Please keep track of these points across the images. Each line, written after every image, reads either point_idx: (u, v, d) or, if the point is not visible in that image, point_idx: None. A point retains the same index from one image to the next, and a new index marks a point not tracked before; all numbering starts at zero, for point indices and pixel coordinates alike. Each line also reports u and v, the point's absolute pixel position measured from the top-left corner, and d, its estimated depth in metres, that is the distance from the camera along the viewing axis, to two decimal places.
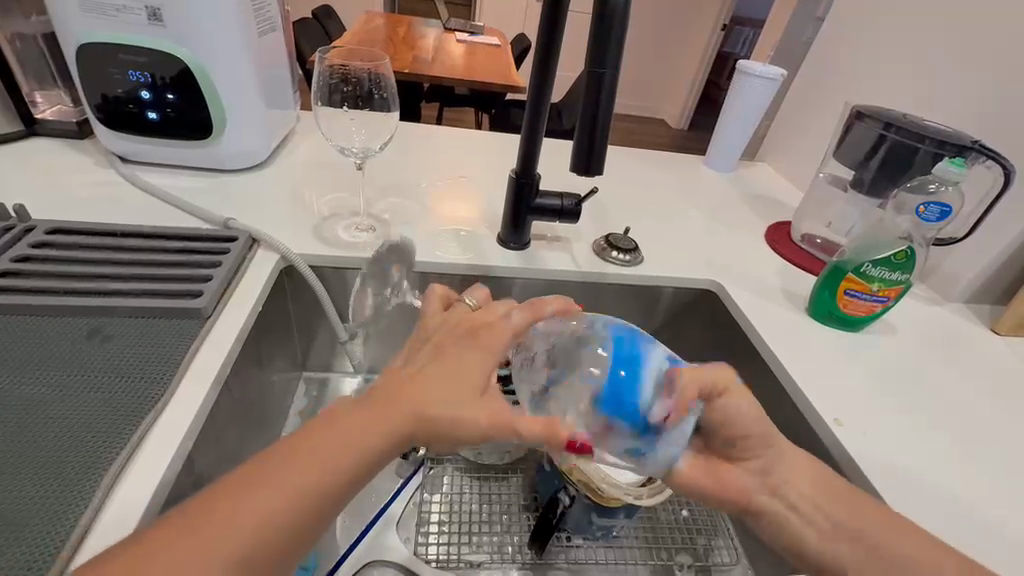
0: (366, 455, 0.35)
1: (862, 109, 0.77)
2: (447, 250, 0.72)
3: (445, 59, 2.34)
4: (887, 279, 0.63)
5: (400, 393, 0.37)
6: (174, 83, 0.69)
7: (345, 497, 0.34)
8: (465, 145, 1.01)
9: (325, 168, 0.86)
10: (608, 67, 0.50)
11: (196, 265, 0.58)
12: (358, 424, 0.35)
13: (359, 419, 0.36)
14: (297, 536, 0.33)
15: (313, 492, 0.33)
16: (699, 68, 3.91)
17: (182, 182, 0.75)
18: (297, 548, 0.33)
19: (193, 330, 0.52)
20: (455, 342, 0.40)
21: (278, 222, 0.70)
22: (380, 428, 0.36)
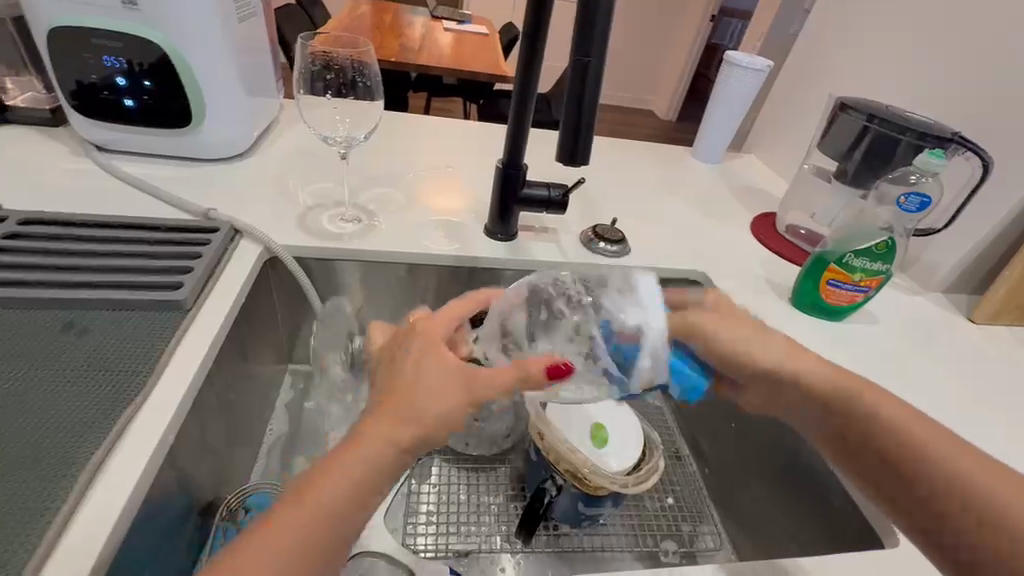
0: (361, 482, 0.35)
1: (846, 101, 0.78)
2: (434, 241, 0.71)
3: (432, 48, 2.31)
4: (868, 268, 0.64)
5: (377, 420, 0.37)
6: (150, 70, 0.67)
7: (350, 521, 0.35)
8: (453, 135, 1.00)
9: (310, 159, 0.84)
10: (593, 55, 0.50)
11: (176, 256, 0.57)
12: (340, 461, 0.35)
13: (355, 450, 0.36)
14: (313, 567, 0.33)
15: (317, 530, 0.33)
16: (687, 59, 3.92)
17: (160, 172, 0.73)
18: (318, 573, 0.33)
19: (173, 322, 0.51)
20: (396, 360, 0.40)
21: (262, 213, 0.69)
22: (359, 455, 0.35)
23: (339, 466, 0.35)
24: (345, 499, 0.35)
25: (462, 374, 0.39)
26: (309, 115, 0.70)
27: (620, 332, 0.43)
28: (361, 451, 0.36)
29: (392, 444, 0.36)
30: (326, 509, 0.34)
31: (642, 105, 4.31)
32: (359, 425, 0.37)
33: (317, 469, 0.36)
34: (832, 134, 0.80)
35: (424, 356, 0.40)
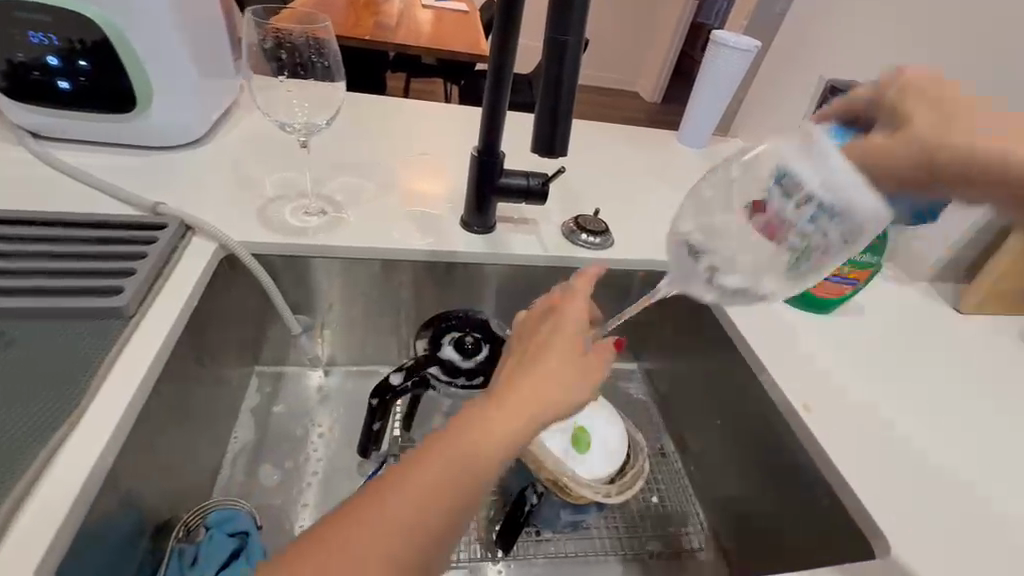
0: (490, 461, 0.35)
1: (837, 84, 0.75)
2: (407, 234, 0.67)
3: (410, 26, 2.21)
4: (858, 261, 0.62)
5: (504, 391, 0.37)
6: (86, 48, 0.61)
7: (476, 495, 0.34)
8: (428, 119, 0.95)
9: (273, 145, 0.79)
10: (572, 34, 0.45)
11: (118, 256, 0.52)
12: (467, 431, 0.35)
13: (466, 436, 0.35)
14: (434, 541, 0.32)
15: (442, 504, 0.33)
16: (673, 38, 3.85)
17: (105, 161, 0.67)
18: (435, 547, 0.32)
19: (113, 333, 0.46)
20: (537, 340, 0.39)
21: (218, 206, 0.64)
22: (488, 429, 0.35)
23: (423, 471, 0.33)
24: (438, 511, 0.32)
25: (582, 355, 0.39)
26: (264, 97, 0.64)
27: (796, 190, 0.39)
28: (450, 451, 0.34)
29: (495, 445, 0.35)
30: (453, 478, 0.33)
31: (628, 86, 4.24)
32: (492, 396, 0.37)
33: (444, 435, 0.35)
34: None
35: (559, 346, 0.39)
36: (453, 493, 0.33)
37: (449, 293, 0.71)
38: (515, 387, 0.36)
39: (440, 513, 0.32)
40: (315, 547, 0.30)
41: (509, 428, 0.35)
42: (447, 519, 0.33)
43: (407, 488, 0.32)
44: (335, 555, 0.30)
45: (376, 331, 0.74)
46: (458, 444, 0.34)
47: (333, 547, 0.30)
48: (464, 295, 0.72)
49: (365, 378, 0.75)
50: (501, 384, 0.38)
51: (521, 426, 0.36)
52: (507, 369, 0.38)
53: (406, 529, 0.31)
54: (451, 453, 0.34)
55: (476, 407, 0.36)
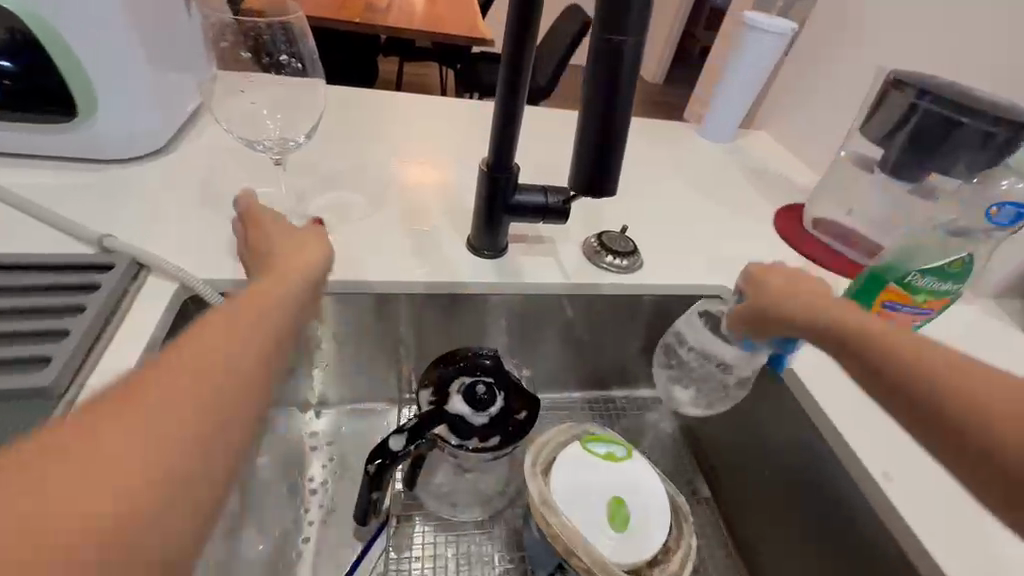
0: (238, 372, 0.29)
1: (898, 74, 0.65)
2: (405, 261, 0.58)
3: (402, 7, 2.07)
4: (935, 289, 0.53)
5: (234, 313, 0.33)
6: (11, 46, 0.50)
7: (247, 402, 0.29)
8: (425, 116, 0.84)
9: (248, 154, 0.68)
10: (631, 34, 0.37)
11: (51, 310, 0.43)
12: (213, 336, 0.30)
13: (208, 341, 0.30)
14: (195, 463, 0.25)
15: (204, 412, 0.27)
16: (676, 16, 3.69)
17: (47, 180, 0.57)
18: (197, 489, 0.25)
19: (38, 416, 0.37)
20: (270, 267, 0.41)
21: (181, 233, 0.54)
22: (234, 340, 0.30)
23: (172, 363, 0.28)
24: (201, 409, 0.27)
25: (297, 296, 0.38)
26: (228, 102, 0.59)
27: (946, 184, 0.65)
28: (202, 339, 0.30)
29: (236, 339, 0.31)
30: (209, 395, 0.27)
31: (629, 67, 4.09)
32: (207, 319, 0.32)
33: (189, 341, 0.29)
34: (877, 114, 0.67)
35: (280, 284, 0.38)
36: (207, 395, 0.27)
37: (454, 325, 0.62)
38: (230, 317, 0.32)
39: (195, 406, 0.27)
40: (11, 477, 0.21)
41: (234, 324, 0.32)
42: (211, 401, 0.27)
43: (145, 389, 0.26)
44: (40, 457, 0.22)
45: (372, 368, 0.65)
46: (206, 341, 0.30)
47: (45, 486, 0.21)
48: (472, 327, 0.63)
49: (361, 418, 0.66)
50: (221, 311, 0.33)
51: (249, 325, 0.32)
52: (222, 306, 0.33)
53: (162, 441, 0.25)
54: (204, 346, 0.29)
55: (203, 322, 0.31)
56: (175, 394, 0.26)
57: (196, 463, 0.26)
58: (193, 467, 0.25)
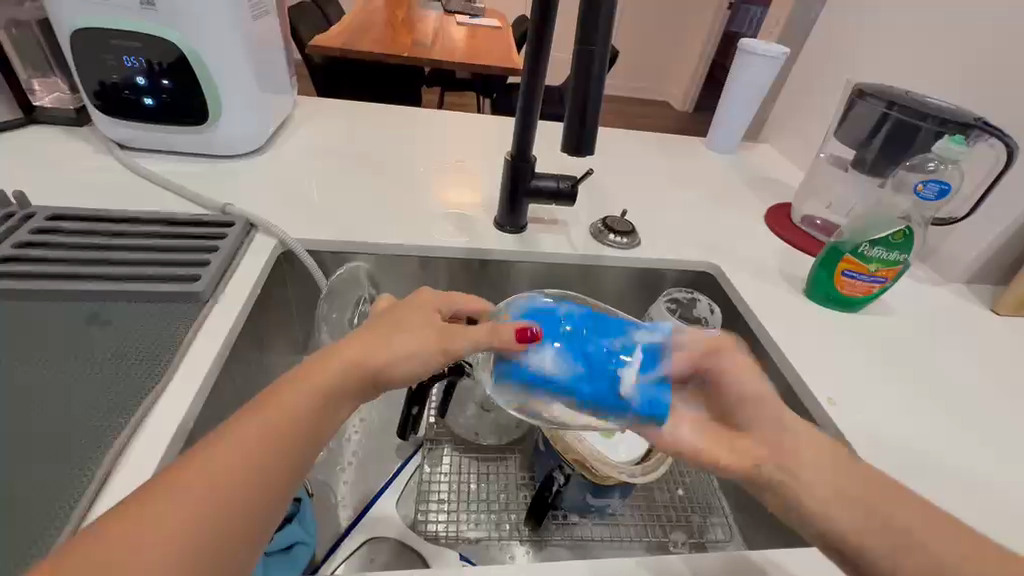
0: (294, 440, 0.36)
1: (865, 87, 0.75)
2: (445, 233, 0.72)
3: (445, 43, 2.31)
4: (885, 258, 0.64)
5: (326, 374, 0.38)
6: (169, 69, 0.69)
7: (288, 472, 0.35)
8: (463, 129, 1.01)
9: (323, 154, 0.86)
10: (595, 44, 0.50)
11: (195, 250, 0.59)
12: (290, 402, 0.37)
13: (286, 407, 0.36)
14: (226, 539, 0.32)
15: (242, 491, 0.33)
16: (703, 49, 3.86)
17: (180, 168, 0.76)
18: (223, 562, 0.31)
19: (190, 314, 0.52)
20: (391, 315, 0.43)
21: (277, 208, 0.71)
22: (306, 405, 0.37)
23: (280, 406, 0.36)
24: (247, 484, 0.33)
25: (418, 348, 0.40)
26: None
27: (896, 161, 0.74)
28: (301, 393, 0.37)
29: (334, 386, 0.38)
30: (255, 465, 0.34)
31: (658, 95, 4.26)
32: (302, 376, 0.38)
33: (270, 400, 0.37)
34: (854, 120, 0.77)
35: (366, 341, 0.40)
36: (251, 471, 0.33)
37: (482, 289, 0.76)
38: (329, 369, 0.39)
39: (253, 475, 0.33)
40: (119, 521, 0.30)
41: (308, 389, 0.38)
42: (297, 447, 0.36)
43: (252, 430, 0.35)
44: (129, 516, 0.30)
45: None
46: (298, 388, 0.37)
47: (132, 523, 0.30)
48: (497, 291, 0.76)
49: None
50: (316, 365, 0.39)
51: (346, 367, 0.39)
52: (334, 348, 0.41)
53: (206, 518, 0.31)
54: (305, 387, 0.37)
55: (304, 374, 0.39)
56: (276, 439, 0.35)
57: (244, 520, 0.33)
58: (240, 524, 0.32)
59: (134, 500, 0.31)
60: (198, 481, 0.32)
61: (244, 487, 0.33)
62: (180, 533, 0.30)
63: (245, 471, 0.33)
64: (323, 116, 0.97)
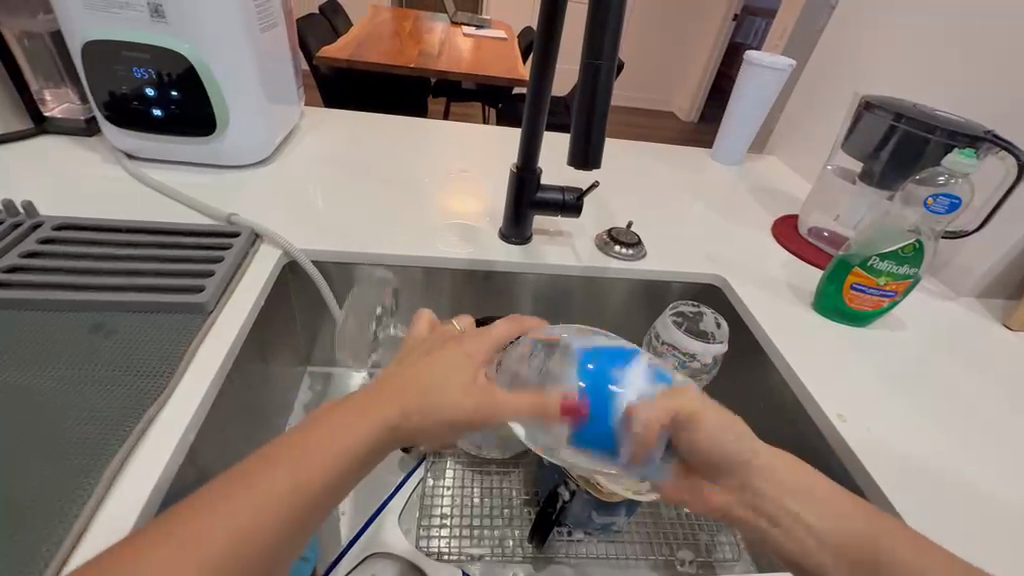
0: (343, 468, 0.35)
1: (871, 99, 0.75)
2: (450, 244, 0.72)
3: (451, 54, 2.33)
4: (894, 272, 0.63)
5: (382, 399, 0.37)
6: (177, 80, 0.70)
7: (329, 496, 0.34)
8: (469, 140, 1.01)
9: (329, 164, 0.86)
10: (604, 58, 0.50)
11: (200, 260, 0.59)
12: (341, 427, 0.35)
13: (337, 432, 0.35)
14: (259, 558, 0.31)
15: (275, 513, 0.32)
16: (708, 59, 3.87)
17: (187, 178, 0.76)
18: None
19: (194, 324, 0.52)
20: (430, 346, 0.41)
21: (281, 219, 0.71)
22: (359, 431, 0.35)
23: (301, 455, 0.34)
24: (286, 509, 0.32)
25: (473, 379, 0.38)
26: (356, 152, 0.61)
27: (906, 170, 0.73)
28: (362, 422, 0.36)
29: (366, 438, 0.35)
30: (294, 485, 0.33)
31: (663, 105, 4.27)
32: (356, 403, 0.37)
33: (319, 423, 0.36)
34: (862, 132, 0.76)
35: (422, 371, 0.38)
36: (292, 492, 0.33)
37: (487, 301, 0.75)
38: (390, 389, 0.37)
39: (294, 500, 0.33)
40: (150, 542, 0.30)
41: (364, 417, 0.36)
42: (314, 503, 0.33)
43: (301, 452, 0.34)
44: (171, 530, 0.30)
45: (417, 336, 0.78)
46: (349, 425, 0.36)
47: (175, 535, 0.30)
48: (501, 302, 0.75)
49: None
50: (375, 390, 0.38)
51: (385, 421, 0.36)
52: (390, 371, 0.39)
53: (240, 537, 0.31)
54: (341, 436, 0.35)
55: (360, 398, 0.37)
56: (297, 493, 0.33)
57: (278, 541, 0.32)
58: (272, 545, 0.32)
59: (175, 517, 0.31)
60: (222, 509, 0.31)
61: (263, 527, 0.31)
62: (212, 555, 0.30)
63: (271, 506, 0.32)
64: (329, 126, 0.98)
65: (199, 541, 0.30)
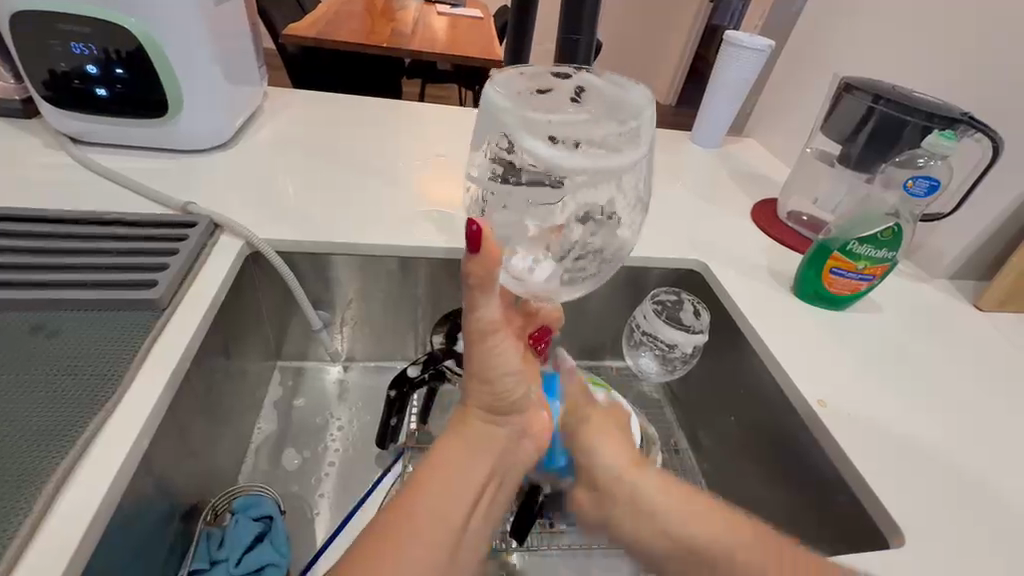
0: (465, 489, 0.45)
1: (850, 81, 0.74)
2: (425, 232, 0.69)
3: (424, 34, 2.25)
4: (873, 256, 0.63)
5: (464, 428, 0.48)
6: (124, 57, 0.64)
7: (463, 512, 0.44)
8: (444, 122, 0.97)
9: (294, 148, 0.81)
10: (582, 32, 0.48)
11: (153, 252, 0.55)
12: (449, 460, 0.46)
13: (447, 465, 0.45)
14: (443, 554, 0.41)
15: (440, 533, 0.42)
16: (686, 40, 3.85)
17: (139, 164, 0.71)
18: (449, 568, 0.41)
19: (148, 322, 0.48)
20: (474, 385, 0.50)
21: (243, 208, 0.66)
22: (462, 461, 0.46)
23: (430, 489, 0.43)
24: (448, 527, 0.42)
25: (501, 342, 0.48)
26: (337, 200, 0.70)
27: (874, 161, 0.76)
28: (459, 451, 0.46)
29: (479, 454, 0.47)
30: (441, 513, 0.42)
31: (642, 88, 4.23)
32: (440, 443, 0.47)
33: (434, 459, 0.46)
34: (842, 112, 0.76)
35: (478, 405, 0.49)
36: (443, 517, 0.42)
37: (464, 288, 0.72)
38: (465, 426, 0.48)
39: (450, 519, 0.43)
40: (363, 559, 0.38)
41: (462, 439, 0.47)
42: (464, 526, 0.43)
43: (439, 483, 0.44)
44: (364, 562, 0.38)
45: (394, 328, 0.76)
46: (453, 451, 0.46)
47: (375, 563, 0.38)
48: None
49: (382, 373, 0.78)
50: (451, 432, 0.48)
51: (480, 437, 0.48)
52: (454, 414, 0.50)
53: (428, 559, 0.40)
54: (453, 457, 0.46)
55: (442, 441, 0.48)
56: (445, 514, 0.43)
57: (428, 552, 0.40)
58: (427, 553, 0.40)
59: (361, 548, 0.39)
60: (402, 540, 0.40)
61: (436, 543, 0.41)
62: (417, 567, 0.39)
63: (433, 531, 0.41)
64: (294, 108, 0.93)
65: (398, 555, 0.39)
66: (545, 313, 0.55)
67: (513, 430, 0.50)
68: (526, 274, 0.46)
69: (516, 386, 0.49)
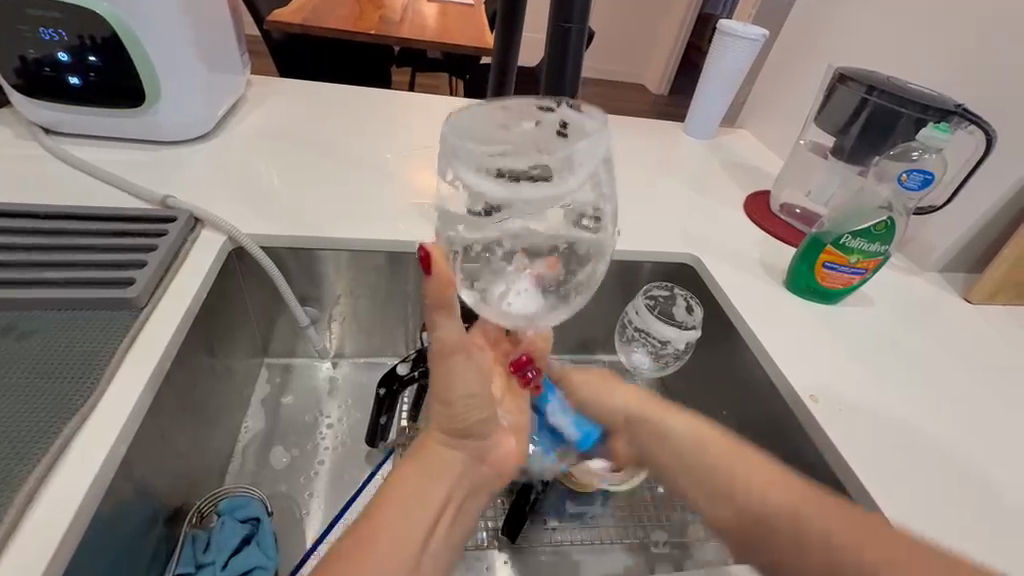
0: (421, 523, 0.40)
1: (844, 72, 0.74)
2: (414, 225, 0.67)
3: (413, 20, 2.20)
4: (866, 250, 0.62)
5: (423, 456, 0.44)
6: (96, 43, 0.62)
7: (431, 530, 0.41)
8: (432, 113, 0.95)
9: (278, 140, 0.79)
10: (573, 21, 0.47)
11: (130, 249, 0.53)
12: (404, 492, 0.41)
13: (403, 496, 0.41)
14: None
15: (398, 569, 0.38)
16: (679, 29, 3.82)
17: (116, 156, 0.68)
18: None
19: (125, 322, 0.47)
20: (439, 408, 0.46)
21: (225, 201, 0.64)
22: (421, 491, 0.42)
23: (386, 522, 0.39)
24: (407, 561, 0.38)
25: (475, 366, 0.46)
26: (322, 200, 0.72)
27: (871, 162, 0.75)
28: (421, 479, 0.42)
29: (439, 481, 0.43)
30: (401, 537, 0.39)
31: (635, 77, 4.20)
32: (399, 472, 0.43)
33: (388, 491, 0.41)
34: (836, 102, 0.75)
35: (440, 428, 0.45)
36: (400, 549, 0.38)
37: None
38: (424, 450, 0.44)
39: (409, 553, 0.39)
40: None
41: (421, 465, 0.43)
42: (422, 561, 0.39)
43: (394, 514, 0.40)
44: None
45: (383, 324, 0.74)
46: (412, 480, 0.42)
47: None
48: None
49: (372, 369, 0.76)
50: (408, 460, 0.44)
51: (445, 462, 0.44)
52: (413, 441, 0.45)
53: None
54: (410, 493, 0.41)
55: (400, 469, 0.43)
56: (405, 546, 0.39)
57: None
58: None
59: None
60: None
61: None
62: None
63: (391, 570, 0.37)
64: (279, 98, 0.90)
65: None
66: (530, 340, 0.52)
67: (474, 454, 0.45)
68: (502, 305, 0.45)
69: (476, 409, 0.44)
